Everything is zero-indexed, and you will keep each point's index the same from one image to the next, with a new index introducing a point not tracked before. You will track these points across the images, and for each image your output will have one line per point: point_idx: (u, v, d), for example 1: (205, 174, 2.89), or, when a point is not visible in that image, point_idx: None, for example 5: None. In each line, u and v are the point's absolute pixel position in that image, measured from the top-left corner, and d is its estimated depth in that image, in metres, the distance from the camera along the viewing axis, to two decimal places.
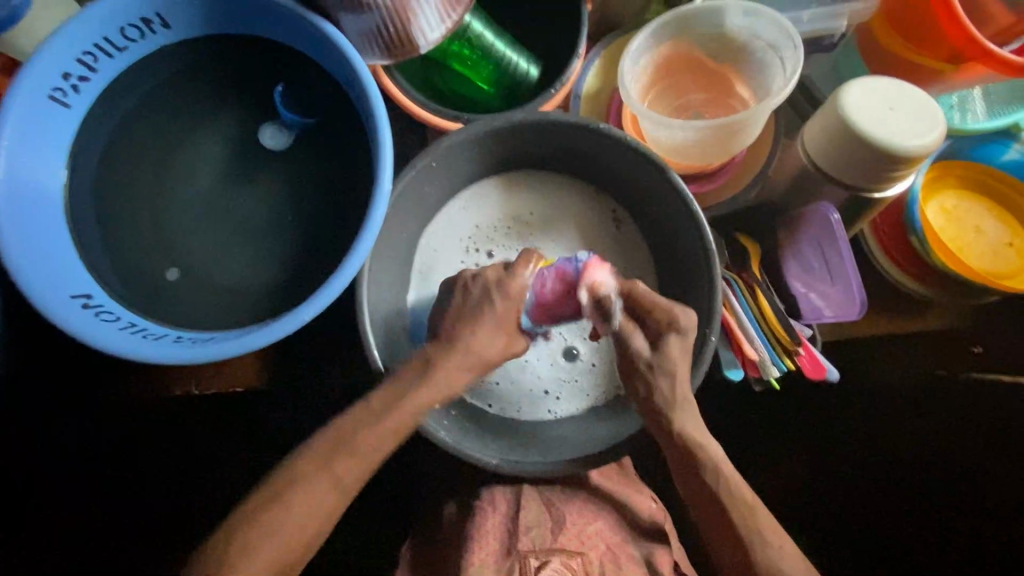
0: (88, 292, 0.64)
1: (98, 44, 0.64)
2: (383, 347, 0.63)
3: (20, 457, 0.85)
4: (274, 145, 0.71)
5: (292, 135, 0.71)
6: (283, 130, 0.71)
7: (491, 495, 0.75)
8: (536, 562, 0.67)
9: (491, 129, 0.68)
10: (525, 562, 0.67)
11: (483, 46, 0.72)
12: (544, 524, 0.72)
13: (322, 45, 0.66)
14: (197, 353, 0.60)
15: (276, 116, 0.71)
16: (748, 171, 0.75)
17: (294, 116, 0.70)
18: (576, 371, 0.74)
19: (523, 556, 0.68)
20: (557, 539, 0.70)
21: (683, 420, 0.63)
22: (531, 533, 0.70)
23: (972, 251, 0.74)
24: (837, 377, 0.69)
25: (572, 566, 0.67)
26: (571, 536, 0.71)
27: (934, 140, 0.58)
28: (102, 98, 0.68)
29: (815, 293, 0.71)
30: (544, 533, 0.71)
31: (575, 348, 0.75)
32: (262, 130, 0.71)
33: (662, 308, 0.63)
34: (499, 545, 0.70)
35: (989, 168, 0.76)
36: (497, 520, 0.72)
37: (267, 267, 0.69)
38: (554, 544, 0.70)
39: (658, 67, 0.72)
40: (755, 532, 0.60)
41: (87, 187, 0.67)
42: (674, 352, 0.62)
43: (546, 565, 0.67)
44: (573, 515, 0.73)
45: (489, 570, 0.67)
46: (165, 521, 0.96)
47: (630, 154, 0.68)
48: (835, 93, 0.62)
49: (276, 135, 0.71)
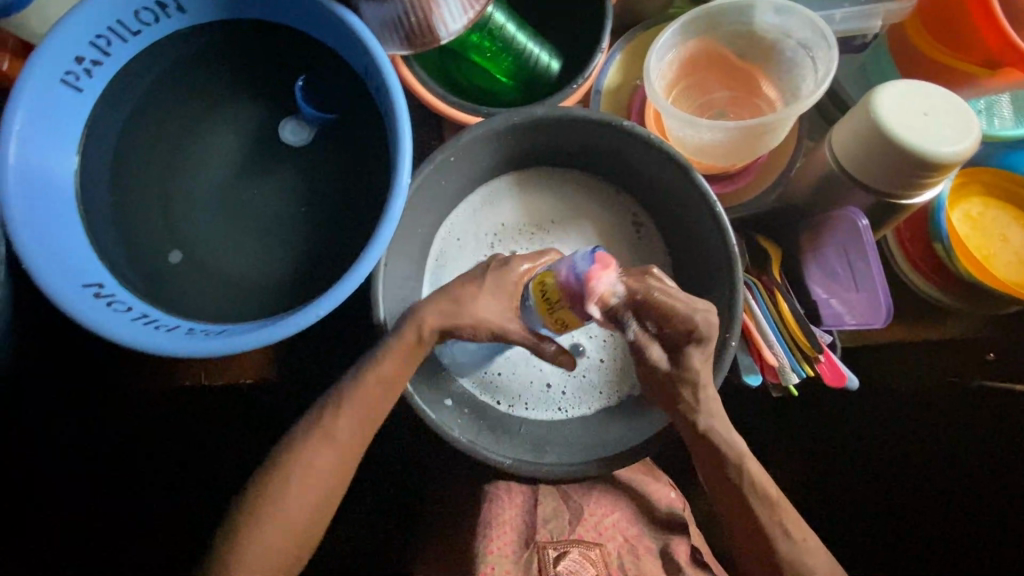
0: (100, 281, 0.63)
1: (112, 27, 0.63)
2: (392, 350, 0.61)
3: (20, 457, 0.85)
4: (296, 142, 0.69)
5: (313, 132, 0.70)
6: (305, 127, 0.69)
7: (509, 485, 0.75)
8: (555, 554, 0.67)
9: (512, 124, 0.67)
10: (543, 555, 0.67)
11: (505, 38, 0.71)
12: (561, 517, 0.72)
13: (342, 33, 0.65)
14: (210, 346, 0.59)
15: (299, 111, 0.70)
16: (769, 176, 0.74)
17: (315, 112, 0.68)
18: (583, 366, 0.73)
19: (540, 549, 0.67)
20: (574, 530, 0.70)
21: (711, 419, 0.63)
22: (548, 526, 0.70)
23: (998, 260, 0.73)
24: (857, 385, 0.67)
25: (591, 557, 0.67)
26: (588, 528, 0.71)
27: (968, 147, 0.57)
28: (115, 83, 0.66)
29: (837, 300, 0.69)
30: (561, 525, 0.71)
31: (581, 344, 0.74)
32: (283, 125, 0.69)
33: (679, 317, 0.59)
34: (516, 536, 0.69)
35: (1016, 175, 0.75)
36: (514, 510, 0.72)
37: (281, 260, 0.68)
38: (571, 536, 0.70)
39: (684, 64, 0.70)
40: (777, 525, 0.62)
41: (99, 174, 0.66)
42: (695, 364, 0.61)
43: (565, 556, 0.67)
44: (590, 507, 0.73)
45: (507, 561, 0.66)
46: (168, 519, 0.95)
47: (654, 154, 0.67)
48: (867, 96, 0.60)
49: (297, 131, 0.69)
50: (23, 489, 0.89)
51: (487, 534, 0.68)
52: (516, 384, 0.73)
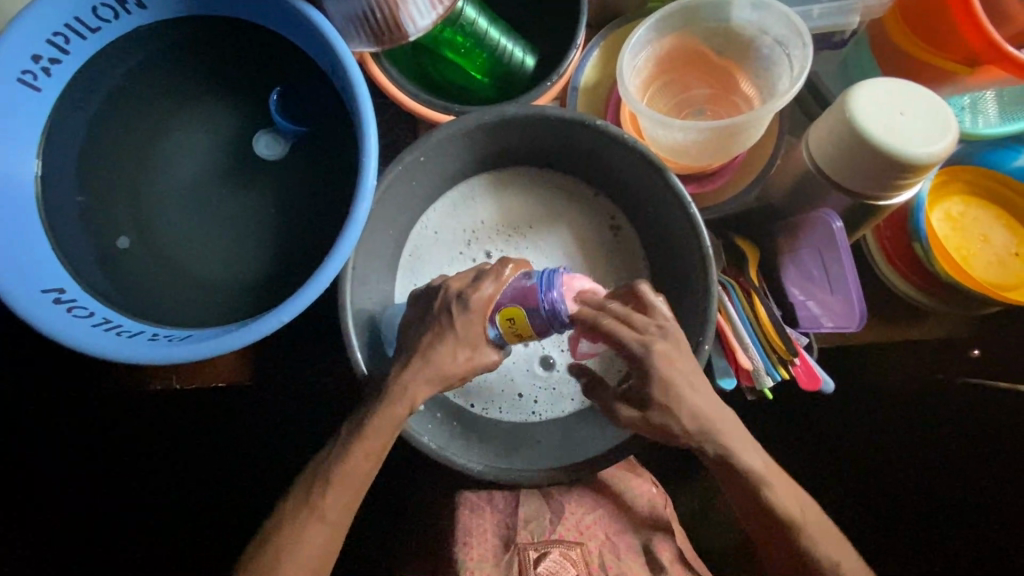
0: (61, 286, 0.61)
1: (69, 24, 0.60)
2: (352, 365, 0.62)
3: (20, 457, 0.90)
4: (269, 154, 0.67)
5: (288, 145, 0.68)
6: (279, 139, 0.68)
7: (490, 493, 0.74)
8: (535, 556, 0.67)
9: (483, 124, 0.65)
10: (524, 557, 0.67)
11: (476, 34, 0.69)
12: (542, 516, 0.71)
13: (308, 31, 0.63)
14: (172, 353, 0.58)
15: (272, 123, 0.68)
16: (750, 172, 0.72)
17: (288, 125, 0.66)
18: (554, 379, 0.73)
19: (521, 551, 0.67)
20: (555, 529, 0.70)
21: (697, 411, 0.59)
22: (529, 526, 0.70)
23: (977, 260, 0.72)
24: (832, 388, 0.67)
25: (571, 557, 0.67)
26: (570, 527, 0.71)
27: (945, 147, 0.56)
28: (76, 81, 0.64)
29: (814, 301, 0.69)
30: (542, 525, 0.70)
31: (552, 357, 0.74)
32: (256, 138, 0.67)
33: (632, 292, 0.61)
34: (497, 539, 0.70)
35: (998, 174, 0.74)
36: (495, 517, 0.72)
37: (248, 262, 0.66)
38: (553, 535, 0.69)
39: (659, 61, 0.68)
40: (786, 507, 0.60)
41: (60, 175, 0.64)
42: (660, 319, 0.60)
43: (546, 557, 0.67)
44: (572, 505, 0.72)
45: (487, 566, 0.67)
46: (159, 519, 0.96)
47: (628, 154, 0.66)
48: (843, 95, 0.59)
49: (271, 144, 0.67)
50: (11, 488, 0.91)
51: (466, 542, 0.69)
52: (487, 386, 0.72)
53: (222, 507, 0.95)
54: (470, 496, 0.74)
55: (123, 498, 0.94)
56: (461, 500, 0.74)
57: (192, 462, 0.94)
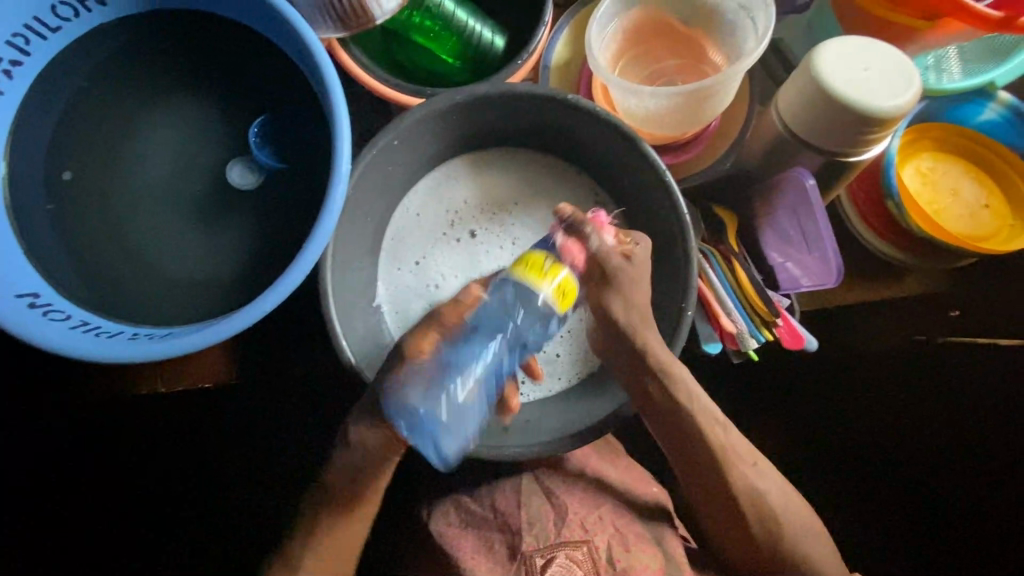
0: (36, 290, 0.60)
1: (29, 24, 0.60)
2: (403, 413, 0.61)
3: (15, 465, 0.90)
4: (242, 184, 0.66)
5: (260, 176, 0.67)
6: (254, 169, 0.66)
7: (491, 499, 0.73)
8: (542, 561, 0.67)
9: (455, 104, 0.65)
10: (531, 563, 0.67)
11: (443, 16, 0.69)
12: (546, 518, 0.70)
13: (275, 22, 0.63)
14: (153, 350, 0.58)
15: (248, 153, 0.67)
16: (722, 141, 0.73)
17: (265, 157, 0.66)
18: (540, 360, 0.73)
19: (528, 558, 0.68)
20: (561, 532, 0.69)
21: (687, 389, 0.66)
22: (533, 531, 0.69)
23: (949, 214, 0.74)
24: (816, 346, 0.68)
25: (578, 558, 0.68)
26: (575, 527, 0.70)
27: (909, 99, 0.57)
28: (39, 83, 0.63)
29: (793, 263, 0.70)
30: (547, 527, 0.69)
31: None
32: (229, 167, 0.66)
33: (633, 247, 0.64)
34: (503, 548, 0.70)
35: (965, 129, 0.75)
36: (499, 526, 0.71)
37: (226, 255, 0.65)
38: (559, 538, 0.69)
39: (627, 34, 0.69)
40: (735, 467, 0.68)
41: (29, 177, 0.63)
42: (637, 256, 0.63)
43: (552, 562, 0.67)
44: (575, 505, 0.71)
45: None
46: (155, 523, 0.95)
47: (602, 126, 0.66)
48: (808, 56, 0.60)
49: (244, 174, 0.66)
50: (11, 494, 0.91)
51: (472, 558, 0.69)
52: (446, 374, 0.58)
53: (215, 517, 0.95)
54: (466, 502, 0.74)
55: (115, 501, 0.94)
56: (464, 512, 0.73)
57: (189, 463, 0.94)
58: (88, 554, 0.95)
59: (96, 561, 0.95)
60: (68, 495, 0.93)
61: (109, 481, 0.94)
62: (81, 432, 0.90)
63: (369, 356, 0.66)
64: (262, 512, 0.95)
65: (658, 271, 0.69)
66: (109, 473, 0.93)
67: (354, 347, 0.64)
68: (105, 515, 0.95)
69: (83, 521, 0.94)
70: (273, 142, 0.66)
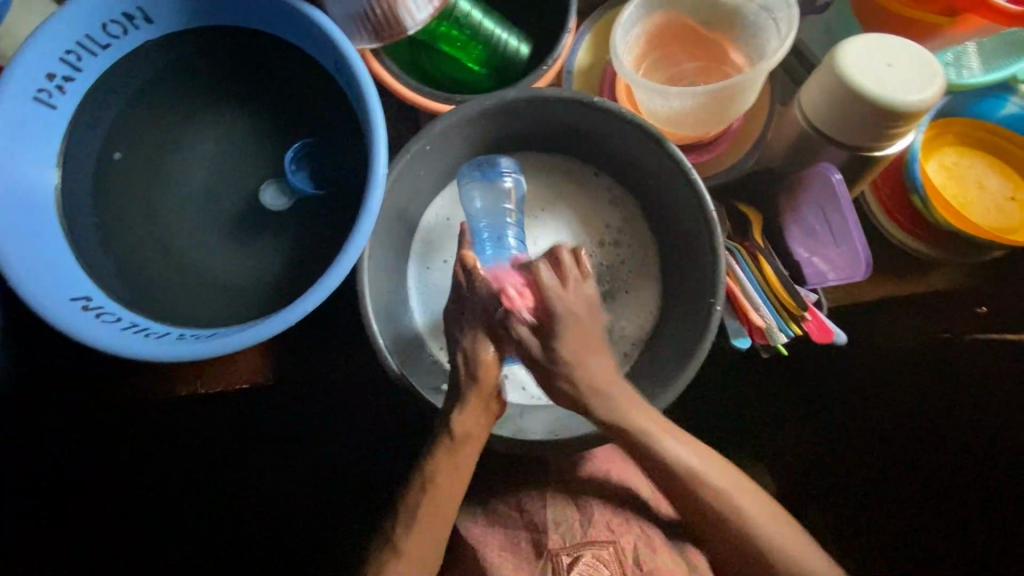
0: (88, 294, 0.63)
1: (81, 42, 0.62)
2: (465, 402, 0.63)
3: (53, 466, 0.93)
4: (275, 206, 0.69)
5: (291, 198, 0.69)
6: (285, 192, 0.69)
7: (517, 498, 0.73)
8: (569, 560, 0.67)
9: (485, 109, 0.67)
10: (557, 561, 0.68)
11: (471, 26, 0.71)
12: (571, 518, 0.71)
13: (313, 35, 0.65)
14: (199, 350, 0.60)
15: (283, 174, 0.69)
16: (745, 139, 0.74)
17: (300, 182, 0.68)
18: None
19: (554, 556, 0.68)
20: (586, 531, 0.70)
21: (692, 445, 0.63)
22: (559, 530, 0.70)
23: (975, 207, 0.74)
24: (845, 339, 0.68)
25: (604, 557, 0.68)
26: (601, 527, 0.70)
27: (935, 92, 0.58)
28: (90, 97, 0.66)
29: (820, 257, 0.71)
30: (573, 527, 0.70)
31: None
32: (262, 190, 0.69)
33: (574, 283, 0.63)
34: (529, 546, 0.70)
35: (987, 123, 0.75)
36: (524, 525, 0.72)
37: (266, 258, 0.68)
38: (584, 537, 0.69)
39: (649, 37, 0.71)
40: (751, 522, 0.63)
41: (81, 189, 0.66)
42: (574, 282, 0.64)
43: (579, 560, 0.67)
44: (600, 505, 0.72)
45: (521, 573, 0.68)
46: (195, 520, 1.01)
47: (627, 127, 0.67)
48: (831, 53, 0.61)
49: (276, 196, 0.69)
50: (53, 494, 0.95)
51: (498, 555, 0.70)
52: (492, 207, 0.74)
53: (215, 517, 1.01)
54: (490, 503, 0.74)
55: (157, 500, 0.99)
56: (490, 511, 0.74)
57: (214, 464, 0.97)
58: (88, 553, 1.01)
59: (96, 560, 1.01)
60: (69, 495, 0.96)
61: (109, 481, 0.96)
62: (91, 434, 0.93)
63: (407, 357, 0.69)
64: (275, 507, 1.01)
65: (683, 267, 0.71)
66: (108, 474, 0.96)
67: (392, 346, 0.67)
68: (148, 513, 0.99)
69: (83, 522, 0.99)
70: (308, 160, 0.69)
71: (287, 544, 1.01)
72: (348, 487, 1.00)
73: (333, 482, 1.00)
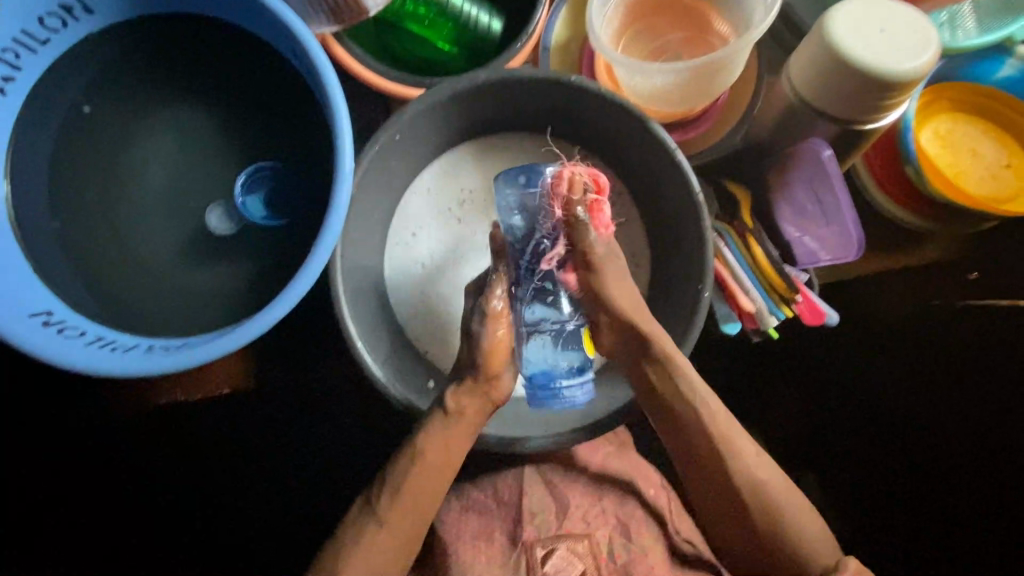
0: (48, 308, 0.59)
1: (17, 38, 0.58)
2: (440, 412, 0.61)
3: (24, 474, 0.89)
4: (222, 228, 0.65)
5: (235, 222, 0.65)
6: (233, 217, 0.65)
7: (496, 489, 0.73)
8: (543, 553, 0.66)
9: (457, 92, 0.64)
10: (532, 554, 0.66)
11: (438, 4, 0.68)
12: (548, 509, 0.69)
13: (267, 19, 0.61)
14: (169, 362, 0.57)
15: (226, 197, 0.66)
16: (732, 114, 0.71)
17: (254, 209, 0.64)
18: None
19: (529, 548, 0.66)
20: (562, 524, 0.68)
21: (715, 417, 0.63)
22: (535, 521, 0.68)
23: (970, 176, 0.72)
24: (836, 321, 0.67)
25: (579, 551, 0.66)
26: (577, 519, 0.69)
27: (929, 59, 0.55)
28: (35, 97, 0.62)
29: (811, 237, 0.68)
30: (549, 519, 0.68)
31: None
32: (209, 213, 0.65)
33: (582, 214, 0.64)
34: (504, 538, 0.68)
35: (984, 87, 0.72)
36: (503, 513, 0.70)
37: (235, 261, 0.65)
38: (560, 530, 0.68)
39: (629, 8, 0.67)
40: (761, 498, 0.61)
41: (33, 198, 0.62)
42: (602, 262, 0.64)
43: (553, 553, 0.66)
44: (577, 499, 0.71)
45: (495, 566, 0.66)
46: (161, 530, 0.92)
47: (607, 104, 0.64)
48: (819, 21, 0.57)
49: (223, 219, 0.65)
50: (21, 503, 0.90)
51: (471, 547, 0.68)
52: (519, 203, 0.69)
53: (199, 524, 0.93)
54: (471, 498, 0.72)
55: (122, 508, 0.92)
56: (467, 501, 0.73)
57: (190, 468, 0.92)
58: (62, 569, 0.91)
59: None
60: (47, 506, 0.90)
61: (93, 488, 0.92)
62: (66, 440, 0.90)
63: (391, 355, 0.67)
64: (252, 518, 0.93)
65: (671, 249, 0.68)
66: (90, 480, 0.91)
67: (372, 346, 0.65)
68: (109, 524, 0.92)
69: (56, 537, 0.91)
70: (261, 184, 0.65)
71: (262, 556, 0.92)
72: (334, 497, 0.92)
73: (315, 490, 0.93)
